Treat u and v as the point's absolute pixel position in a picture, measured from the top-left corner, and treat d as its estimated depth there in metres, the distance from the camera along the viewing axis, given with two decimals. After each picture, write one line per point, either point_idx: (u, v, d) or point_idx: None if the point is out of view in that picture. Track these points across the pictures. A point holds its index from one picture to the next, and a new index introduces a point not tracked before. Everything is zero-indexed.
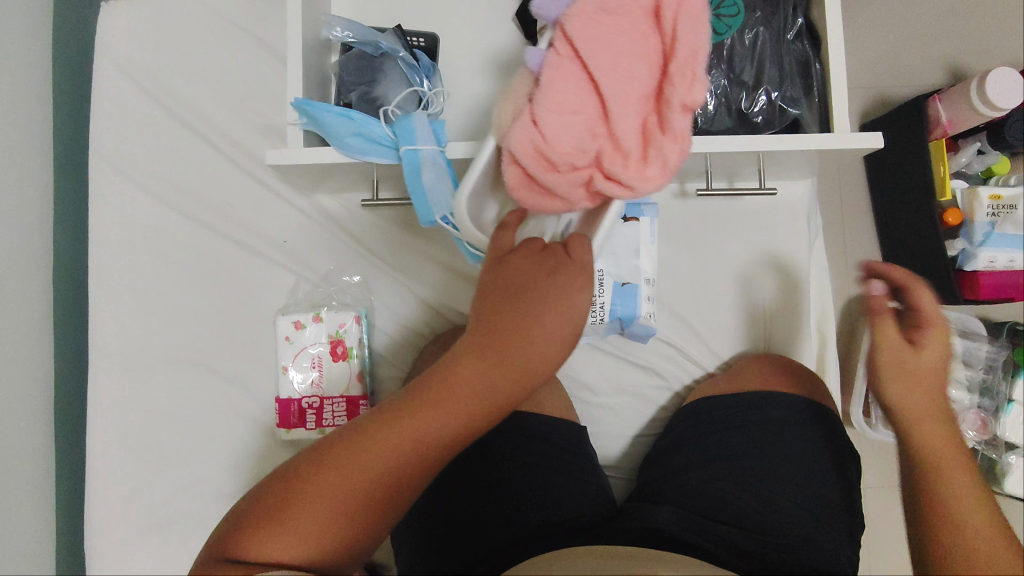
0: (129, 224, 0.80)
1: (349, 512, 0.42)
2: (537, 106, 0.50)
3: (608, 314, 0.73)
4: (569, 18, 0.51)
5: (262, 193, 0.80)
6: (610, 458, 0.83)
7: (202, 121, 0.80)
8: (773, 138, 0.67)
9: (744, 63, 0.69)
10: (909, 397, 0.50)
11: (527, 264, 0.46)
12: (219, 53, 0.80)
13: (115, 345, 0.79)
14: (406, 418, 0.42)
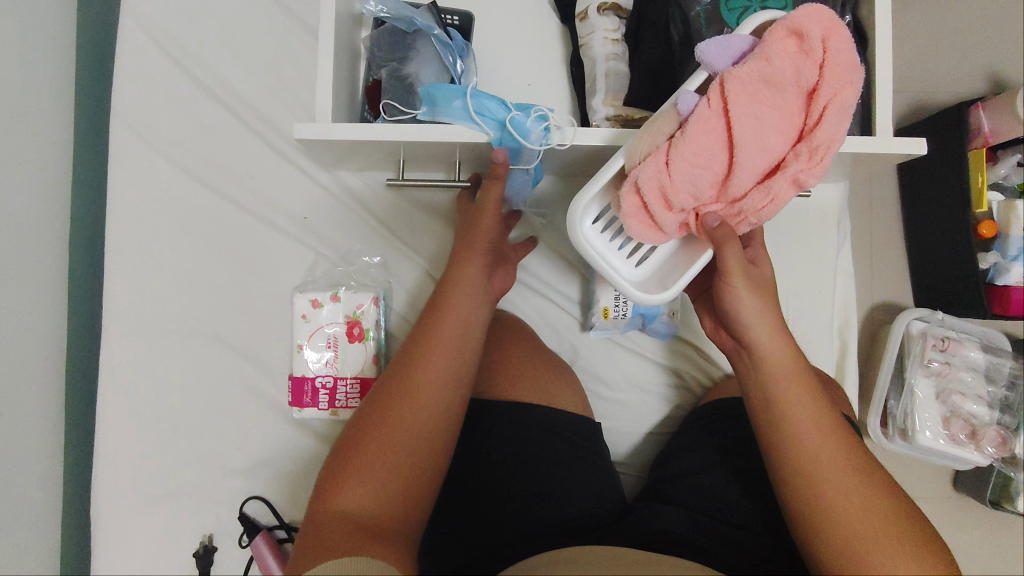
0: (148, 191, 0.78)
1: (402, 454, 0.52)
2: (676, 150, 0.48)
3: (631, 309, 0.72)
4: (732, 71, 0.47)
5: (285, 167, 0.78)
6: (621, 454, 0.82)
7: (227, 90, 0.78)
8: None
9: None
10: (765, 400, 0.53)
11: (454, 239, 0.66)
12: (246, 21, 0.78)
13: (129, 313, 0.78)
14: (428, 365, 0.56)
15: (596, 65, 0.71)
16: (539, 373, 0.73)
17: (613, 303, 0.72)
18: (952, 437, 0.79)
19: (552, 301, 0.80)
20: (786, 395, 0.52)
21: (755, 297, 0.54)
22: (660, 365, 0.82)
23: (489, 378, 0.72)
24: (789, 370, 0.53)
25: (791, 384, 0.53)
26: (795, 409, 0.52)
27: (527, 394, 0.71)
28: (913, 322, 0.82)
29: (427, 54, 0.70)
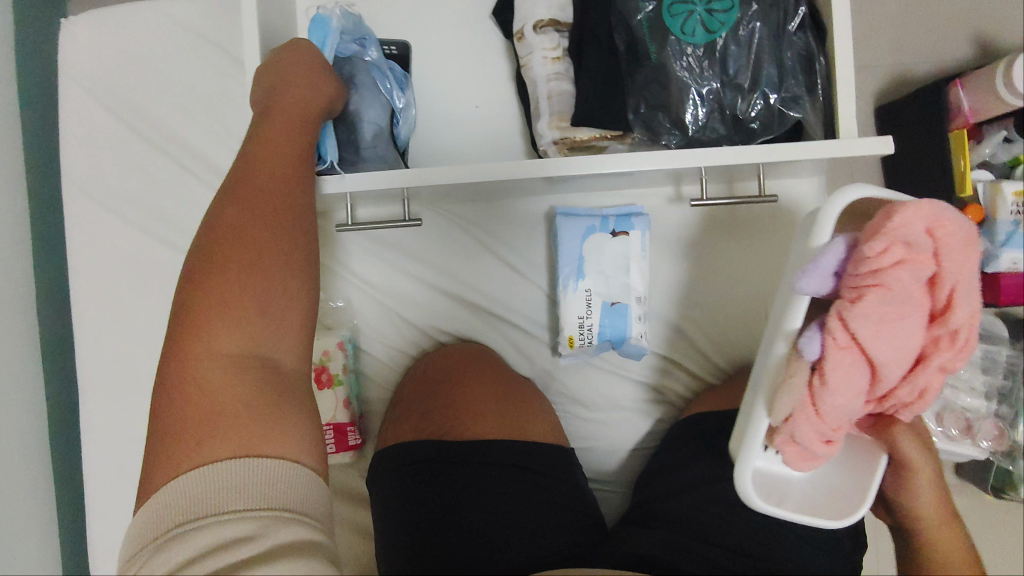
0: (108, 252, 0.78)
1: (242, 384, 0.41)
2: (822, 393, 0.45)
3: (596, 336, 0.70)
4: (850, 306, 0.44)
5: None
6: (604, 472, 0.82)
7: (172, 141, 0.77)
8: (768, 148, 0.61)
9: (740, 63, 0.62)
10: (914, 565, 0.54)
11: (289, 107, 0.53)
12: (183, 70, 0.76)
13: (104, 374, 0.79)
14: (225, 270, 0.44)
15: (539, 87, 0.68)
16: (513, 404, 0.73)
17: (578, 331, 0.70)
18: (944, 433, 0.76)
19: (522, 329, 0.78)
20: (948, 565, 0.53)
21: (935, 483, 0.53)
22: (638, 382, 0.80)
23: (452, 418, 0.71)
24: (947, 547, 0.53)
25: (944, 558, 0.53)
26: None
27: (494, 430, 0.71)
28: None
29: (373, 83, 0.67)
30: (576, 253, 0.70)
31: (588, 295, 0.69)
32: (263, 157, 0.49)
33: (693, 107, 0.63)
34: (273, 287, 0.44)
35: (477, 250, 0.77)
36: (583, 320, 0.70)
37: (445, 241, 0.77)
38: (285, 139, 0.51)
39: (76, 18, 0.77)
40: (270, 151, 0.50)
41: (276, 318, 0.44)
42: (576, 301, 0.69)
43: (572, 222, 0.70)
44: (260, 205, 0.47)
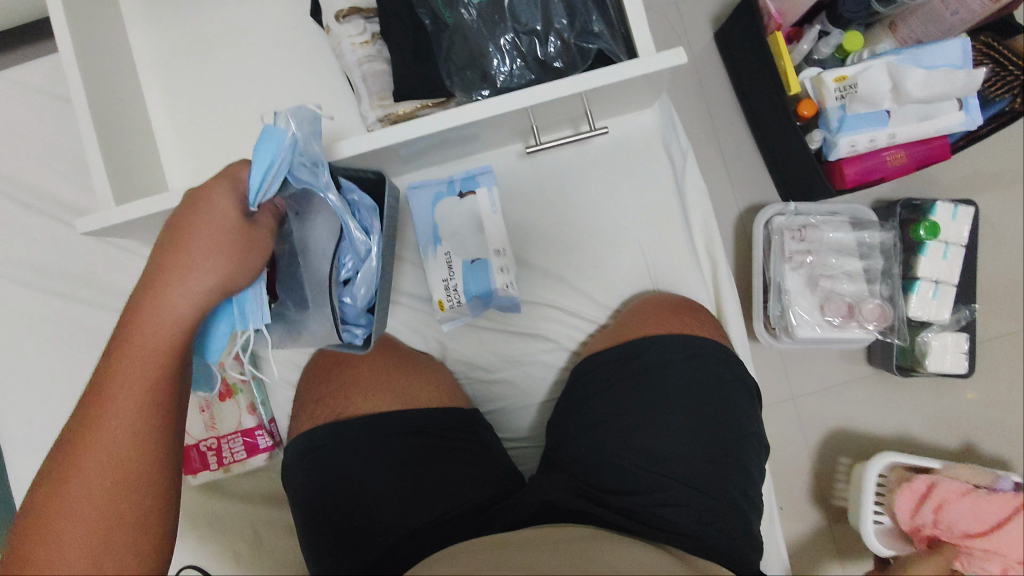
0: (0, 313, 0.80)
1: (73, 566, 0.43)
2: None
3: (464, 295, 0.72)
4: None
5: (121, 254, 0.80)
6: (521, 429, 0.83)
7: (41, 197, 0.80)
8: (568, 80, 0.63)
9: (529, 11, 0.66)
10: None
11: (203, 233, 0.47)
12: (40, 127, 0.79)
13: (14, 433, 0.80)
14: (92, 435, 0.45)
15: (353, 73, 0.70)
16: (405, 381, 0.76)
17: (446, 294, 0.72)
18: (829, 322, 0.78)
19: (410, 305, 0.81)
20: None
21: None
22: (534, 335, 0.82)
23: (342, 400, 0.73)
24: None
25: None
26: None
27: (385, 404, 0.73)
28: (772, 218, 0.82)
29: (327, 223, 0.57)
30: (430, 221, 0.73)
31: (448, 257, 0.72)
32: (139, 328, 0.45)
33: (497, 60, 0.67)
34: (127, 454, 0.45)
35: None
36: (447, 281, 0.72)
37: None
38: (181, 265, 0.46)
39: None
40: (139, 335, 0.45)
41: (124, 498, 0.45)
42: (437, 265, 0.72)
43: (421, 193, 0.73)
44: (128, 405, 0.45)
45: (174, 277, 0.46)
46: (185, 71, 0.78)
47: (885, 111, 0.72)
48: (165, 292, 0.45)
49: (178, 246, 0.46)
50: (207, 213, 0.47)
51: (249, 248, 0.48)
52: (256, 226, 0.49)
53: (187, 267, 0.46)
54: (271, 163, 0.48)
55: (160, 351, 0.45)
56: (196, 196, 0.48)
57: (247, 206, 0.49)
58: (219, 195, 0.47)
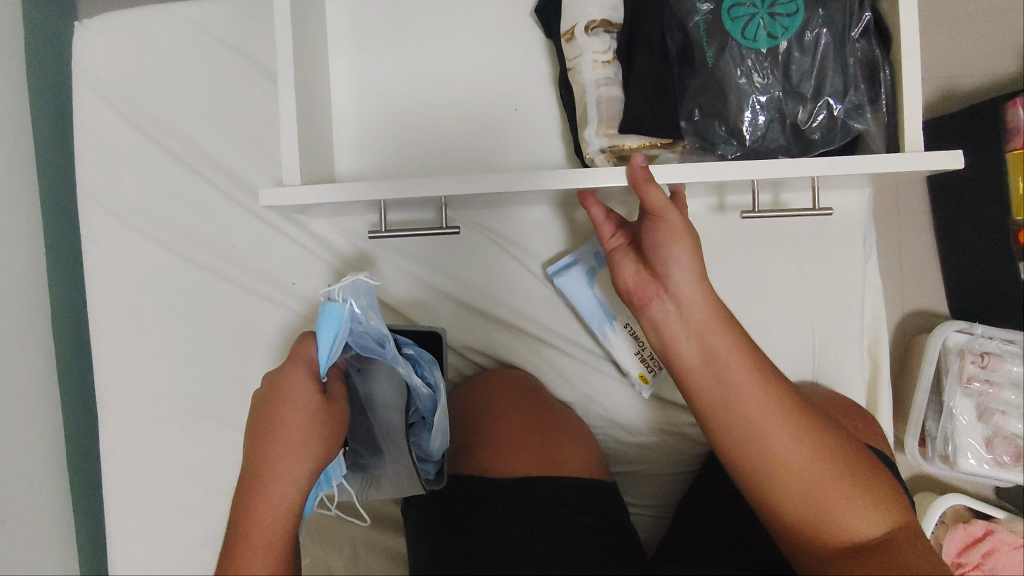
0: (126, 268, 0.74)
1: None
2: None
3: (666, 360, 0.71)
4: None
5: (266, 232, 0.74)
6: (640, 495, 0.80)
7: (195, 153, 0.73)
8: (835, 160, 0.55)
9: (803, 71, 0.59)
10: (803, 505, 0.46)
11: (292, 416, 0.53)
12: (208, 78, 0.73)
13: (118, 396, 0.75)
14: None
15: (588, 94, 0.64)
16: (549, 437, 0.72)
17: (647, 366, 0.72)
18: (991, 459, 0.76)
19: (564, 352, 0.76)
20: (825, 502, 0.46)
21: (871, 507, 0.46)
22: (681, 406, 0.77)
23: (489, 452, 0.71)
24: (832, 484, 0.45)
25: (828, 498, 0.46)
26: (846, 525, 0.46)
27: (531, 466, 0.69)
28: (952, 335, 0.77)
29: (391, 375, 0.62)
30: None
31: (630, 329, 0.71)
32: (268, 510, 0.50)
33: (752, 114, 0.60)
34: None
35: (514, 267, 0.75)
36: (643, 352, 0.71)
37: (482, 261, 0.75)
38: (286, 447, 0.52)
39: (88, 20, 0.73)
40: (260, 521, 0.50)
41: None
42: (622, 341, 0.71)
43: (571, 274, 0.71)
44: None
45: (281, 454, 0.52)
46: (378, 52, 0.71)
47: None
48: (275, 480, 0.51)
49: (272, 436, 0.52)
50: (288, 400, 0.53)
51: (332, 419, 0.55)
52: (328, 395, 0.56)
53: (283, 439, 0.52)
54: (334, 337, 0.54)
55: (282, 522, 0.50)
56: (273, 381, 0.54)
57: (317, 380, 0.55)
58: (297, 377, 0.54)
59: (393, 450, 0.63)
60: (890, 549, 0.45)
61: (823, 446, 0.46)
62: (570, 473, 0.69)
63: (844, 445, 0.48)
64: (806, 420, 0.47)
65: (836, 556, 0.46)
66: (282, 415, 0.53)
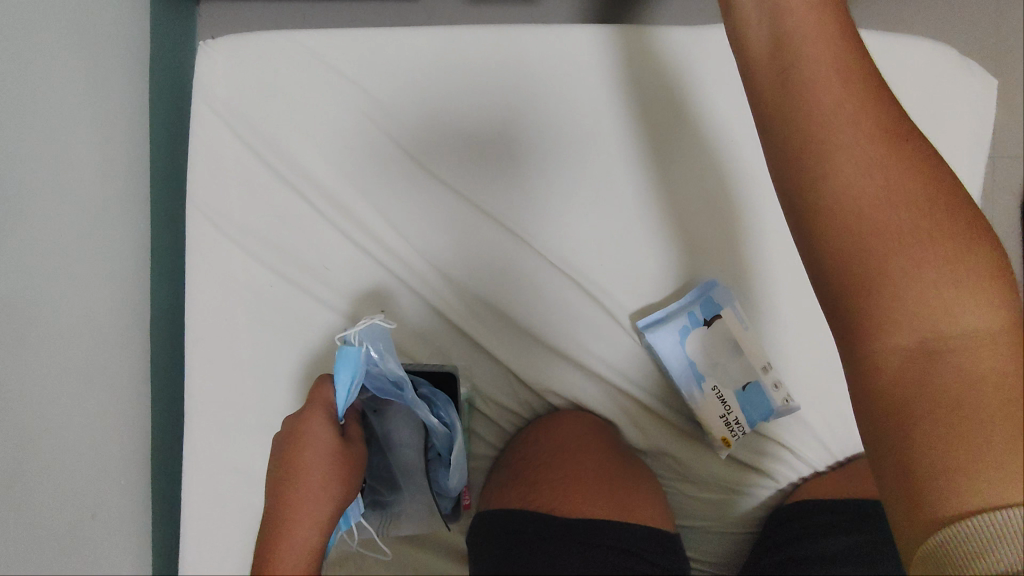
0: (224, 280, 0.77)
1: None
2: None
3: (746, 423, 0.74)
4: None
5: (362, 259, 0.76)
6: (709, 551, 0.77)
7: (300, 176, 0.76)
8: None
9: None
10: (842, 245, 0.37)
11: (309, 451, 0.56)
12: (320, 106, 0.76)
13: (205, 402, 0.78)
14: None
15: None
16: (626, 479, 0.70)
17: (728, 430, 0.74)
18: None
19: (642, 402, 0.76)
20: (893, 250, 0.35)
21: (969, 296, 0.34)
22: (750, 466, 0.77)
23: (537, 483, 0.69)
24: (901, 229, 0.35)
25: (889, 247, 0.35)
26: (915, 312, 0.34)
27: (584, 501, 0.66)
28: None
29: (405, 417, 0.68)
30: None
31: (716, 392, 0.74)
32: (292, 554, 0.52)
33: None
34: None
35: (596, 311, 0.75)
36: (725, 414, 0.73)
37: (565, 303, 0.75)
38: (303, 487, 0.55)
39: (213, 42, 0.76)
40: (282, 562, 0.52)
41: None
42: (709, 401, 0.73)
43: (662, 330, 0.73)
44: None
45: (298, 493, 0.54)
46: (489, 100, 0.75)
47: None
48: (294, 528, 0.53)
49: (296, 475, 0.55)
50: (307, 443, 0.56)
51: (352, 459, 0.58)
52: (346, 438, 0.60)
53: (302, 475, 0.55)
54: (350, 381, 0.58)
55: (304, 565, 0.52)
56: (288, 432, 0.57)
57: (337, 421, 0.59)
58: (316, 420, 0.57)
59: (412, 485, 0.70)
60: (964, 360, 0.33)
61: (907, 170, 0.36)
62: (645, 527, 0.66)
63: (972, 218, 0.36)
64: (902, 155, 0.37)
65: (884, 341, 0.35)
66: (298, 455, 0.56)
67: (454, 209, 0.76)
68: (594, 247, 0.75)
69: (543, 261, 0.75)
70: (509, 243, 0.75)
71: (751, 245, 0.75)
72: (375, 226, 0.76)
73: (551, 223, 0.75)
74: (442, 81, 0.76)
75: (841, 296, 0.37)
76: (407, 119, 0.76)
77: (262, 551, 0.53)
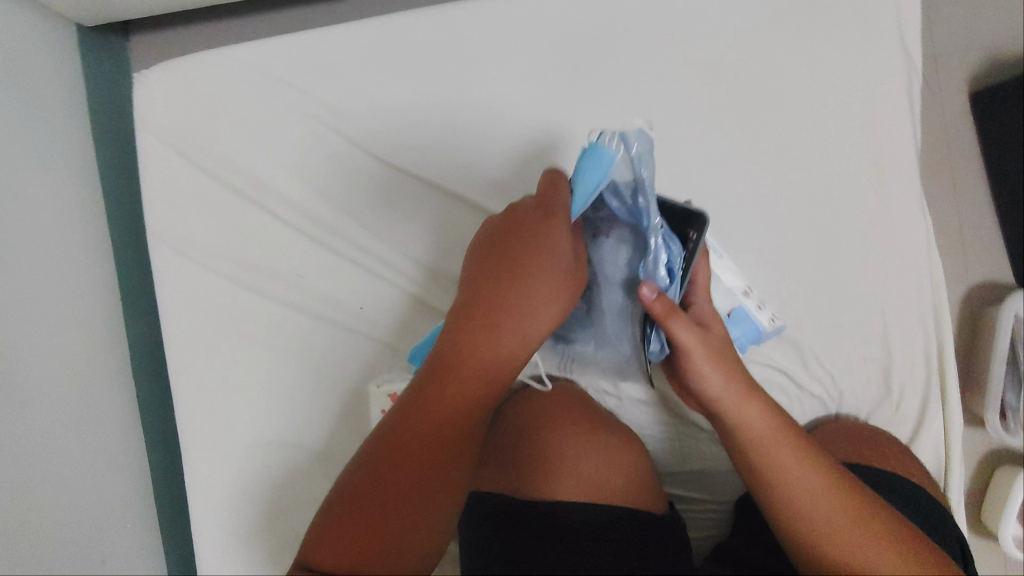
0: (196, 305, 0.76)
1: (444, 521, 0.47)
2: None
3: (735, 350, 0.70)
4: None
5: (331, 259, 0.76)
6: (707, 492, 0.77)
7: (255, 187, 0.76)
8: None
9: None
10: (755, 472, 0.55)
11: (516, 244, 0.51)
12: (264, 115, 0.76)
13: (198, 430, 0.76)
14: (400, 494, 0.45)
15: None
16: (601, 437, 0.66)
17: None
18: None
19: None
20: (823, 504, 0.52)
21: (792, 447, 0.54)
22: None
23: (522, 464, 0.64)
24: (795, 463, 0.53)
25: (796, 483, 0.53)
26: (782, 471, 0.53)
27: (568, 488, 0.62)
28: None
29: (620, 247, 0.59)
30: None
31: None
32: (467, 324, 0.49)
33: None
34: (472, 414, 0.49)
35: None
36: None
37: None
38: (541, 278, 0.50)
39: (149, 72, 0.77)
40: (468, 347, 0.48)
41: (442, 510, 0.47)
42: None
43: None
44: (421, 439, 0.47)
45: (526, 278, 0.50)
46: (431, 80, 0.76)
47: None
48: (536, 307, 0.50)
49: (530, 280, 0.50)
50: (546, 247, 0.50)
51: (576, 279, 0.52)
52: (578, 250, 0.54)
53: (547, 257, 0.50)
54: (596, 183, 0.53)
55: (512, 343, 0.49)
56: (505, 224, 0.52)
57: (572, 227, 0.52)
58: (557, 228, 0.51)
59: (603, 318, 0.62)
60: (810, 504, 0.52)
61: (789, 440, 0.54)
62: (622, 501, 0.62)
63: (857, 486, 0.53)
64: (796, 442, 0.54)
65: (779, 480, 0.53)
66: (516, 226, 0.51)
67: (415, 193, 0.76)
68: None
69: None
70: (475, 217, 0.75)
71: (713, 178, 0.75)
72: (338, 224, 0.75)
73: (511, 190, 0.75)
74: (381, 70, 0.76)
75: (759, 478, 0.55)
76: (353, 113, 0.76)
77: (476, 328, 0.48)
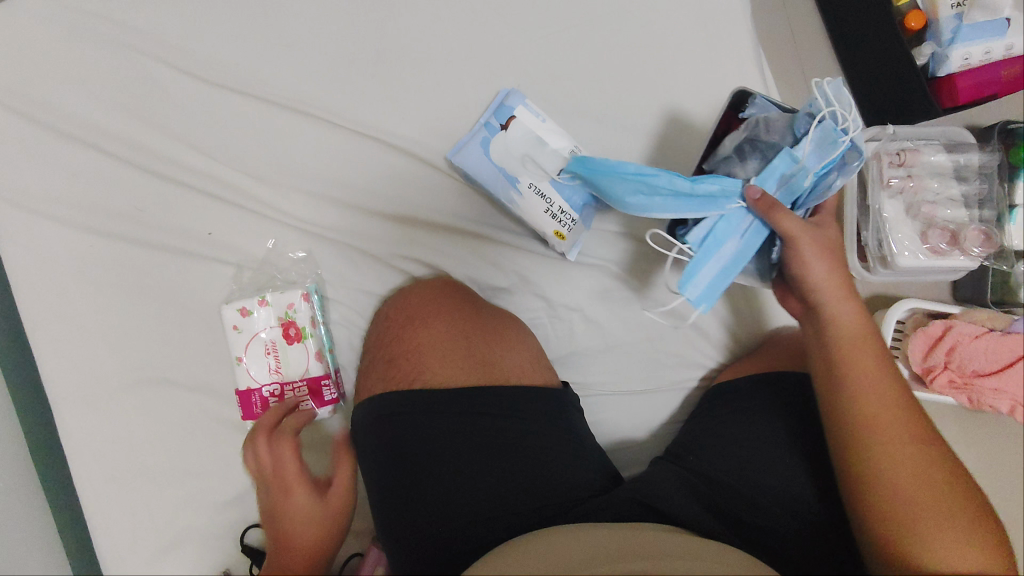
0: (44, 255, 0.75)
1: None
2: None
3: (573, 211, 0.71)
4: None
5: (174, 190, 0.75)
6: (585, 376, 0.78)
7: (85, 128, 0.74)
8: None
9: None
10: (852, 441, 0.54)
11: None
12: (80, 52, 0.74)
13: (66, 381, 0.75)
14: None
15: None
16: (495, 350, 0.68)
17: (557, 222, 0.71)
18: (929, 249, 0.74)
19: (486, 236, 0.75)
20: (906, 479, 0.51)
21: (888, 390, 0.55)
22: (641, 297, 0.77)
23: (444, 352, 0.67)
24: (906, 430, 0.53)
25: (895, 448, 0.52)
26: (893, 453, 0.52)
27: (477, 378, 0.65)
28: (865, 143, 0.77)
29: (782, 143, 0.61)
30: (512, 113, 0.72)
31: (537, 190, 0.71)
32: None
33: None
34: None
35: (415, 165, 0.75)
36: (550, 208, 0.71)
37: (384, 169, 0.75)
38: None
39: None
40: None
41: None
42: (532, 200, 0.71)
43: (466, 149, 0.73)
44: None
45: None
46: None
47: (1003, 17, 0.71)
48: None
49: None
50: None
51: None
52: None
53: None
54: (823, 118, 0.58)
55: None
56: None
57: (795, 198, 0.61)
58: None
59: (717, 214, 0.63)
60: (903, 475, 0.52)
61: (905, 400, 0.55)
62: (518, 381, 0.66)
63: (953, 460, 0.53)
64: (921, 422, 0.54)
65: (883, 450, 0.53)
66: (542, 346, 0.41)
67: (249, 111, 0.74)
68: (394, 105, 0.75)
69: (350, 134, 0.74)
70: (309, 126, 0.74)
71: (540, 55, 0.75)
72: (175, 153, 0.74)
73: (345, 95, 0.74)
74: None
75: (846, 445, 0.54)
76: (170, 38, 0.74)
77: None
